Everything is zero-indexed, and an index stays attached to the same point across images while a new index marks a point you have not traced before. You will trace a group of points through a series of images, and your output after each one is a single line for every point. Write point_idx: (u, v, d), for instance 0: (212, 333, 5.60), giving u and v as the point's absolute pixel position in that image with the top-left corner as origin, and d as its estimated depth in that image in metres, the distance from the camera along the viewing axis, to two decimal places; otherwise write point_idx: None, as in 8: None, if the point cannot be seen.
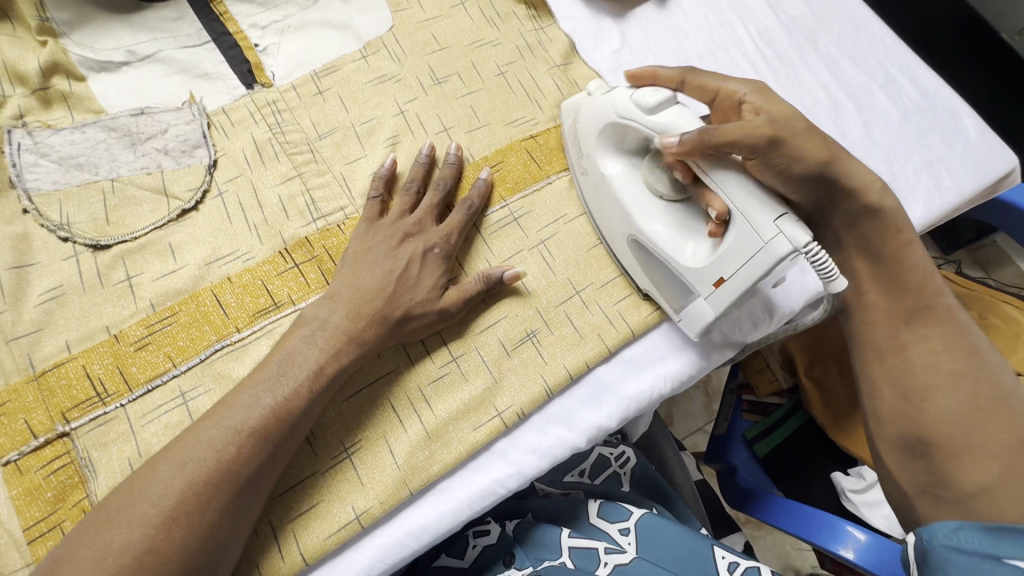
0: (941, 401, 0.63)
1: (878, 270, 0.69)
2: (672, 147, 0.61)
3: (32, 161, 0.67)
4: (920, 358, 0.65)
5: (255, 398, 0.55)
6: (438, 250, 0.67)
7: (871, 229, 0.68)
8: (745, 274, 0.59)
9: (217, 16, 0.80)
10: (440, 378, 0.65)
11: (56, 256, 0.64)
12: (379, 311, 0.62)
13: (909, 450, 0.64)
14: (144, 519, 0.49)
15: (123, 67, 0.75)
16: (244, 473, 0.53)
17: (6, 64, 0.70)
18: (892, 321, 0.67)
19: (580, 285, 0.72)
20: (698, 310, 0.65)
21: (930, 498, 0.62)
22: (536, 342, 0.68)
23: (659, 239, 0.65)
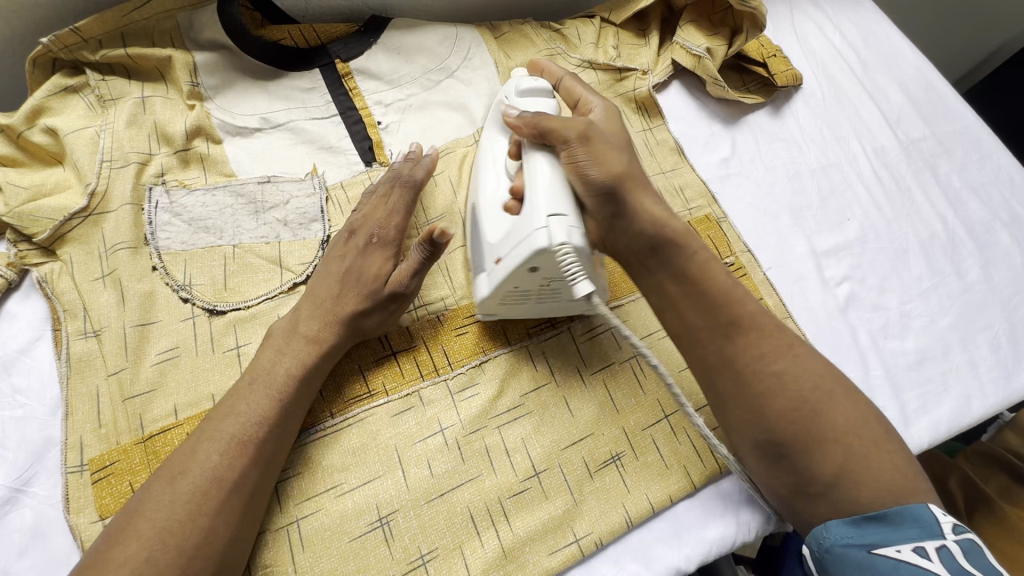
0: (771, 405, 0.57)
1: (685, 285, 0.62)
2: (512, 120, 0.63)
3: (165, 220, 0.71)
4: (746, 361, 0.59)
5: (232, 407, 0.58)
6: (377, 238, 0.68)
7: (666, 253, 0.62)
8: (514, 255, 0.57)
9: (346, 90, 0.83)
10: (521, 493, 0.64)
11: (175, 316, 0.67)
12: (330, 312, 0.63)
13: (767, 455, 0.58)
14: (142, 532, 0.51)
15: (256, 133, 0.79)
16: (232, 479, 0.54)
17: (157, 125, 0.74)
18: (713, 334, 0.60)
19: (670, 408, 0.70)
20: (481, 284, 0.64)
21: (801, 498, 0.57)
22: (620, 467, 0.66)
23: (484, 213, 0.65)
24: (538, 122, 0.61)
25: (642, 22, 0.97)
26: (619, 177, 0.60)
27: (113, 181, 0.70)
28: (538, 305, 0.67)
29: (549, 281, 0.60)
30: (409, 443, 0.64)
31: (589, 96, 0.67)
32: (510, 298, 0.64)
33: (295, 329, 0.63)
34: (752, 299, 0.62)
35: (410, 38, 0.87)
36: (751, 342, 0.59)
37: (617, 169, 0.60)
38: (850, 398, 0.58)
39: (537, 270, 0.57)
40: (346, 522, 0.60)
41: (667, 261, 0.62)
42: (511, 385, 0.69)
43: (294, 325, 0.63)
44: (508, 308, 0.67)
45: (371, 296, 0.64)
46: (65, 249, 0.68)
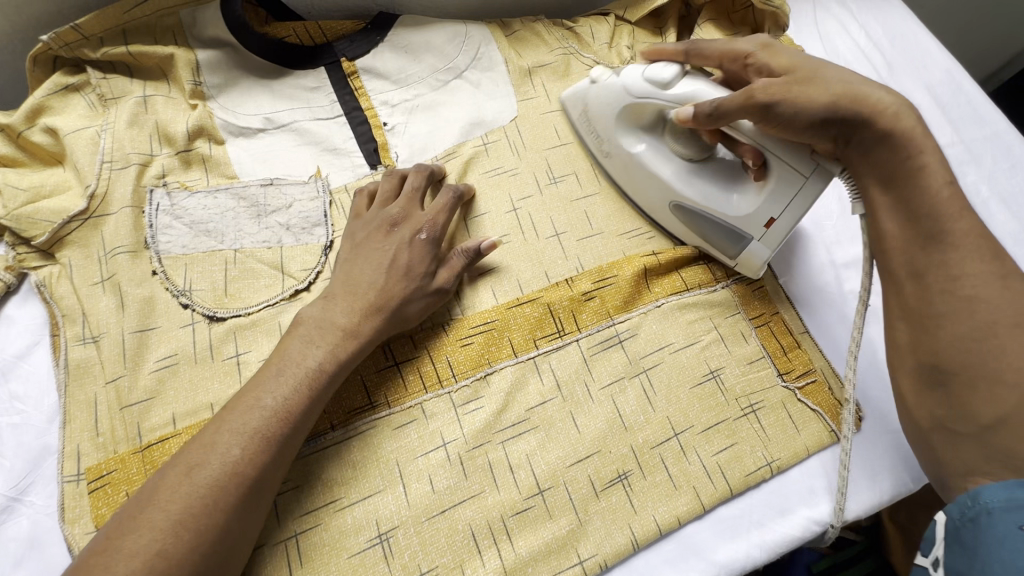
0: (948, 327, 0.58)
1: (900, 203, 0.62)
2: (688, 119, 0.66)
3: (166, 223, 0.69)
4: (937, 280, 0.60)
5: (258, 399, 0.55)
6: (425, 235, 0.67)
7: (878, 155, 0.63)
8: (795, 207, 0.67)
9: (353, 90, 0.81)
10: (525, 511, 0.62)
11: (174, 322, 0.65)
12: (374, 305, 0.62)
13: (928, 380, 0.60)
14: (157, 521, 0.49)
15: (259, 133, 0.77)
16: (251, 476, 0.53)
17: (159, 125, 0.73)
18: (906, 246, 0.62)
19: (680, 426, 0.68)
20: (754, 252, 0.72)
21: (946, 433, 0.59)
22: (627, 486, 0.64)
23: (704, 197, 0.73)
24: (715, 109, 0.64)
25: (659, 19, 0.93)
26: (892, 115, 0.63)
27: (113, 182, 0.69)
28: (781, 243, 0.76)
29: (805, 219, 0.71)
30: (411, 458, 0.63)
31: (730, 45, 0.71)
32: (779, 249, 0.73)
33: (327, 318, 0.61)
34: (968, 221, 0.60)
35: (418, 36, 0.85)
36: (942, 261, 0.60)
37: (827, 93, 0.63)
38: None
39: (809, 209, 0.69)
40: (344, 538, 0.59)
41: (877, 164, 0.63)
42: (516, 399, 0.67)
43: (329, 315, 0.61)
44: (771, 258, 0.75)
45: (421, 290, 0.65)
46: (63, 252, 0.66)
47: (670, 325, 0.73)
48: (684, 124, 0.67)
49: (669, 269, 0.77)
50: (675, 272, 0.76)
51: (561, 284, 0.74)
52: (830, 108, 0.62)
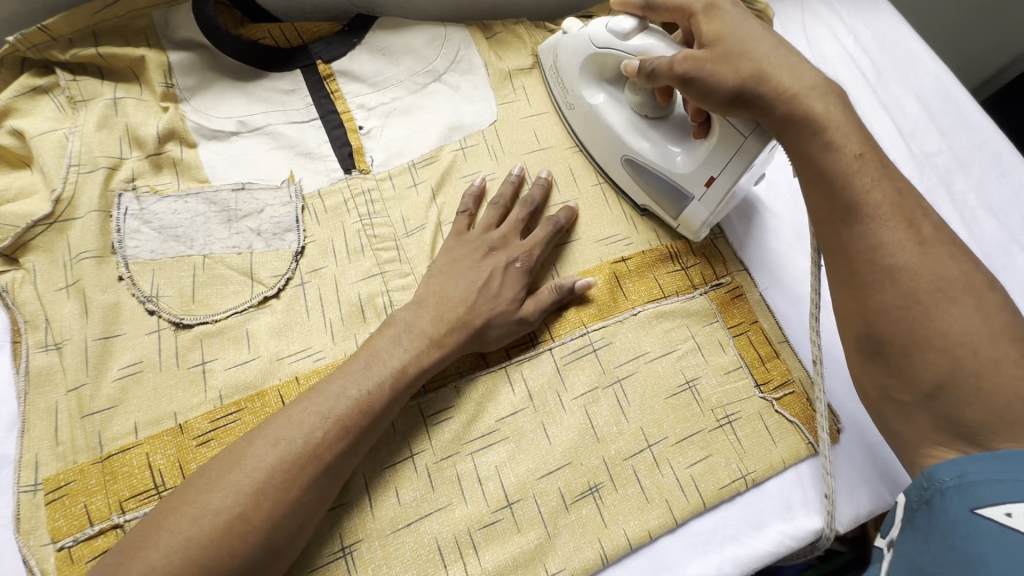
0: (879, 297, 0.56)
1: (819, 175, 0.60)
2: (635, 72, 0.70)
3: (134, 227, 0.68)
4: (860, 251, 0.57)
5: (343, 388, 0.58)
6: (519, 263, 0.70)
7: (793, 132, 0.61)
8: (732, 166, 0.69)
9: (328, 93, 0.80)
10: (493, 524, 0.61)
11: (139, 329, 0.64)
12: (461, 320, 0.65)
13: (868, 351, 0.58)
14: (238, 488, 0.52)
15: (232, 137, 0.76)
16: (328, 458, 0.55)
17: (129, 128, 0.72)
18: (833, 219, 0.60)
19: (653, 438, 0.66)
20: (693, 211, 0.74)
21: (893, 404, 0.58)
22: (598, 499, 0.63)
23: (650, 152, 0.75)
24: (653, 69, 0.67)
25: None
26: (793, 95, 0.61)
27: (80, 186, 0.68)
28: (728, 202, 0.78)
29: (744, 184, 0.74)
30: (377, 469, 0.62)
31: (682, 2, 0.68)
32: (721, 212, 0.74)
33: (415, 323, 0.64)
34: (881, 186, 0.58)
35: (397, 39, 0.84)
36: (863, 232, 0.57)
37: (744, 71, 0.62)
38: (979, 309, 0.54)
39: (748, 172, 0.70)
40: (306, 551, 0.58)
41: (793, 139, 0.61)
42: (487, 410, 0.66)
43: (414, 321, 0.64)
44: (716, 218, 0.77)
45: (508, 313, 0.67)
46: (27, 257, 0.65)
47: (646, 334, 0.72)
48: (632, 77, 0.71)
49: (646, 276, 0.75)
50: (652, 279, 0.75)
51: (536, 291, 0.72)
52: (742, 91, 0.62)
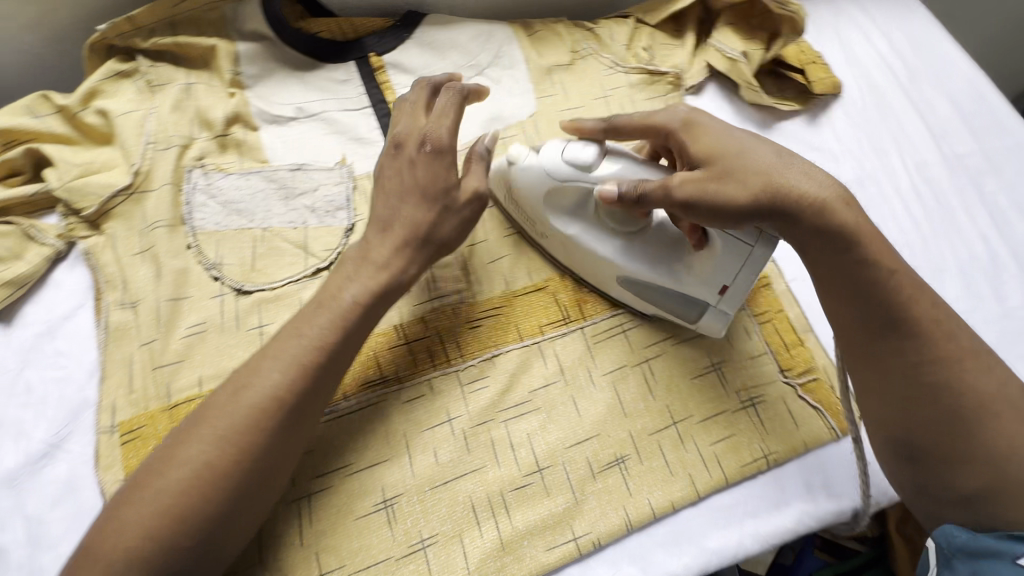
0: (919, 418, 0.58)
1: (853, 293, 0.60)
2: (610, 197, 0.64)
3: (201, 201, 0.74)
4: (898, 364, 0.58)
5: (300, 329, 0.58)
6: (429, 145, 0.65)
7: (835, 244, 0.59)
8: (745, 274, 0.64)
9: (379, 83, 0.85)
10: (524, 487, 0.65)
11: (205, 293, 0.70)
12: (403, 239, 0.64)
13: (902, 455, 0.60)
14: (201, 443, 0.52)
15: (291, 122, 0.82)
16: (293, 403, 0.55)
17: (199, 110, 0.78)
18: (865, 334, 0.60)
19: (678, 415, 0.69)
20: (713, 322, 0.70)
21: (927, 499, 0.60)
22: (624, 470, 0.66)
23: (647, 276, 0.70)
24: (638, 195, 0.63)
25: (679, 22, 0.95)
26: (824, 207, 0.58)
27: (156, 162, 0.74)
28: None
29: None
30: (417, 430, 0.66)
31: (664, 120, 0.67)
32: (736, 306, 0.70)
33: (367, 257, 0.63)
34: (924, 302, 0.58)
35: (444, 34, 0.89)
36: (907, 351, 0.58)
37: (759, 177, 0.59)
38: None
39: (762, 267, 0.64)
40: (351, 501, 0.62)
41: (804, 241, 0.60)
42: (520, 381, 0.69)
43: (364, 252, 0.63)
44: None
45: (450, 209, 0.65)
46: (108, 223, 0.72)
47: (674, 318, 0.75)
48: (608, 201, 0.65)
49: None
50: None
51: (569, 275, 0.76)
52: (757, 204, 0.59)
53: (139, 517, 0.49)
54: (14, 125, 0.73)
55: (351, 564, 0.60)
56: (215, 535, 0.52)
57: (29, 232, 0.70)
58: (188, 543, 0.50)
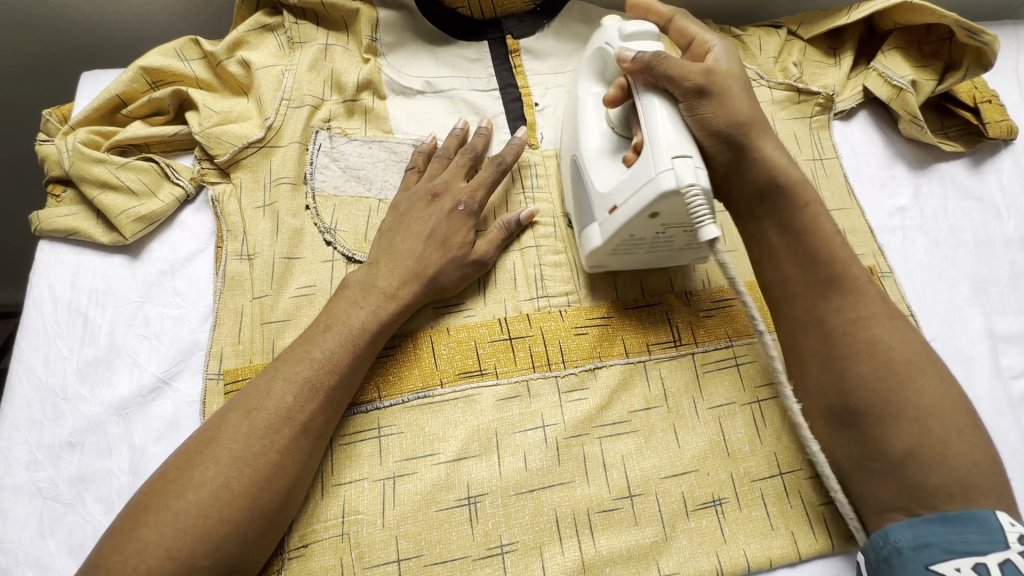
0: (856, 370, 0.55)
1: (790, 242, 0.60)
2: (625, 61, 0.59)
3: (324, 163, 0.74)
4: (837, 324, 0.57)
5: (317, 353, 0.59)
6: (464, 207, 0.69)
7: (778, 202, 0.61)
8: (633, 202, 0.57)
9: (511, 67, 0.82)
10: (611, 511, 0.61)
11: (317, 256, 0.70)
12: (414, 271, 0.65)
13: (838, 421, 0.56)
14: (221, 460, 0.53)
15: (418, 95, 0.81)
16: (299, 420, 0.56)
17: (334, 73, 0.78)
18: (810, 289, 0.59)
19: (786, 466, 0.64)
20: (590, 235, 0.64)
21: (860, 471, 0.55)
22: (720, 513, 0.62)
23: (587, 163, 0.65)
24: (653, 63, 0.58)
25: (836, 39, 0.87)
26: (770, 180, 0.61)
27: (288, 119, 0.75)
28: (646, 255, 0.66)
29: (668, 224, 0.58)
30: (510, 431, 0.64)
31: (704, 33, 0.65)
32: (621, 249, 0.64)
33: (373, 283, 0.64)
34: (857, 265, 0.60)
35: (584, 27, 0.86)
36: (839, 305, 0.58)
37: (745, 115, 0.60)
38: (941, 377, 0.56)
39: (658, 216, 0.56)
40: (435, 491, 0.61)
41: (747, 198, 0.62)
42: (620, 399, 0.66)
43: (373, 280, 0.64)
44: (616, 260, 0.67)
45: (457, 259, 0.67)
46: (237, 173, 0.73)
47: None
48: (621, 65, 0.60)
49: None
50: None
51: (683, 296, 0.71)
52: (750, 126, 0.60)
53: (191, 497, 0.51)
54: (164, 65, 0.75)
55: (428, 555, 0.59)
56: (268, 512, 0.53)
57: (165, 171, 0.71)
58: (241, 521, 0.51)
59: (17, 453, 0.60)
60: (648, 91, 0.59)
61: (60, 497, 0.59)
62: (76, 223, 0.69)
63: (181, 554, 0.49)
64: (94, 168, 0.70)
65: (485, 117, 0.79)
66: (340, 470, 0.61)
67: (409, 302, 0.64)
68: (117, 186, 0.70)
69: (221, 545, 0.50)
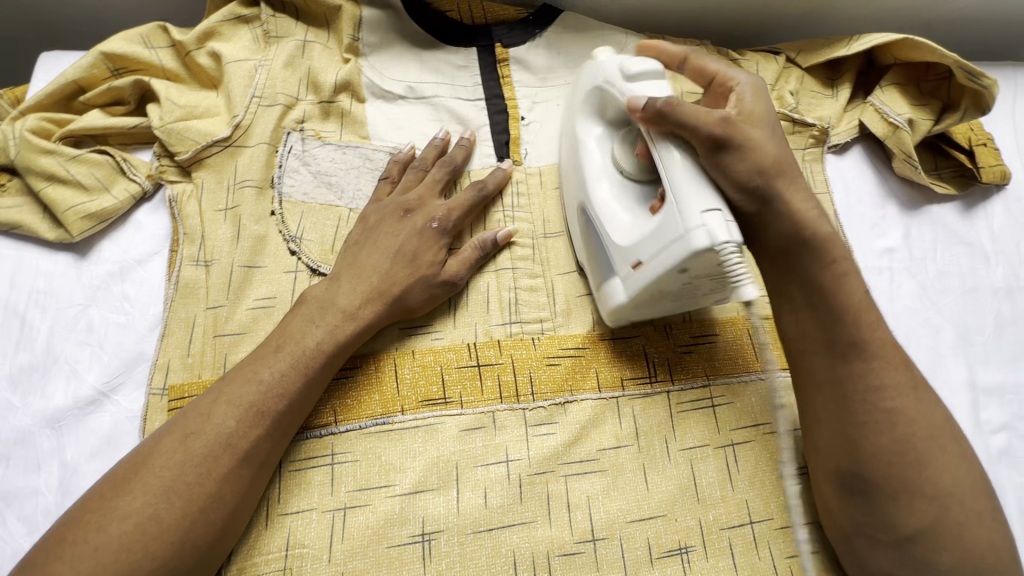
0: (873, 438, 0.53)
1: (813, 300, 0.57)
2: (635, 110, 0.58)
3: (294, 167, 0.70)
4: (859, 389, 0.55)
5: (261, 374, 0.55)
6: (437, 224, 0.66)
7: (801, 258, 0.58)
8: (662, 260, 0.54)
9: (499, 76, 0.79)
10: (573, 555, 0.58)
11: (279, 266, 0.65)
12: (377, 290, 0.61)
13: (846, 487, 0.55)
14: (151, 488, 0.49)
15: (399, 100, 0.77)
16: (241, 447, 0.52)
17: (311, 71, 0.74)
18: (828, 352, 0.56)
19: (757, 515, 0.61)
20: (613, 289, 0.61)
21: (865, 539, 0.54)
22: (686, 561, 0.59)
23: (602, 208, 0.62)
24: (664, 110, 0.55)
25: (834, 70, 0.85)
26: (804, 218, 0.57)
27: (257, 118, 0.70)
28: (669, 309, 0.63)
29: (699, 279, 0.55)
30: (471, 464, 0.60)
31: (725, 71, 0.64)
32: (644, 304, 0.60)
33: (332, 301, 0.60)
34: (882, 327, 0.57)
35: (579, 40, 0.83)
36: (862, 370, 0.55)
37: (771, 164, 0.57)
38: (964, 457, 0.54)
39: (689, 273, 0.54)
40: (388, 525, 0.57)
41: (774, 254, 0.60)
42: (590, 435, 0.63)
43: (332, 297, 0.60)
44: (639, 315, 0.63)
45: (424, 279, 0.63)
46: (199, 172, 0.68)
47: (771, 403, 0.66)
48: (632, 113, 0.58)
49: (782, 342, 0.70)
50: None
51: (662, 329, 0.69)
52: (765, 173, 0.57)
53: (114, 530, 0.47)
54: (127, 51, 0.70)
55: None
56: (201, 547, 0.49)
57: (121, 166, 0.67)
58: (169, 557, 0.47)
59: None
60: (665, 139, 0.56)
61: None
62: (20, 216, 0.65)
63: None
64: (42, 158, 0.65)
65: (467, 129, 0.75)
66: (287, 498, 0.58)
67: (370, 323, 0.61)
68: (67, 179, 0.65)
69: None
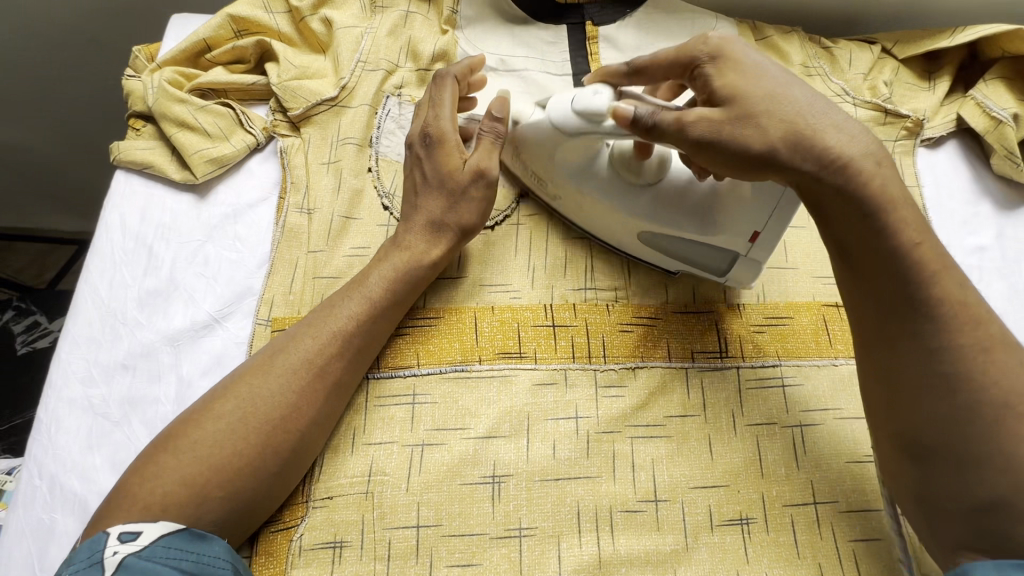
0: (936, 407, 0.49)
1: (875, 257, 0.51)
2: (625, 120, 0.57)
3: (390, 129, 0.74)
4: (935, 348, 0.49)
5: (341, 301, 0.61)
6: (432, 133, 0.66)
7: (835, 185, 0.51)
8: (778, 218, 0.59)
9: (587, 54, 0.81)
10: (635, 512, 0.60)
11: (373, 219, 0.70)
12: (431, 222, 0.65)
13: (908, 454, 0.51)
14: (240, 395, 0.55)
15: (490, 71, 0.80)
16: (318, 364, 0.58)
17: (411, 40, 0.79)
18: (895, 311, 0.51)
19: (822, 496, 0.61)
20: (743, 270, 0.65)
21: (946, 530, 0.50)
22: (745, 532, 0.60)
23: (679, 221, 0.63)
24: (650, 123, 0.55)
25: (932, 63, 0.83)
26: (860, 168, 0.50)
27: (361, 81, 0.75)
28: None
29: None
30: (542, 417, 0.63)
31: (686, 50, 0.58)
32: None
33: (402, 239, 0.66)
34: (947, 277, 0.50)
35: (668, 21, 0.83)
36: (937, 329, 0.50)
37: (783, 122, 0.51)
38: None
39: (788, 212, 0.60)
40: (461, 465, 0.61)
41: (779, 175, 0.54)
42: (657, 402, 0.64)
43: (400, 237, 0.66)
44: None
45: (454, 195, 0.65)
46: (307, 128, 0.74)
47: (844, 389, 0.66)
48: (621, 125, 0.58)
49: None
50: None
51: (737, 307, 0.69)
52: (770, 155, 0.51)
53: (210, 427, 0.53)
54: (250, 14, 0.77)
55: (448, 526, 0.59)
56: (283, 453, 0.55)
57: (240, 118, 0.73)
58: (255, 458, 0.53)
59: (76, 367, 0.64)
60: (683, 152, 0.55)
61: (109, 415, 0.62)
62: (151, 157, 0.72)
63: (194, 484, 0.50)
64: (175, 106, 0.72)
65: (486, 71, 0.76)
66: (372, 430, 0.62)
67: None
68: (194, 127, 0.72)
69: (238, 479, 0.52)
